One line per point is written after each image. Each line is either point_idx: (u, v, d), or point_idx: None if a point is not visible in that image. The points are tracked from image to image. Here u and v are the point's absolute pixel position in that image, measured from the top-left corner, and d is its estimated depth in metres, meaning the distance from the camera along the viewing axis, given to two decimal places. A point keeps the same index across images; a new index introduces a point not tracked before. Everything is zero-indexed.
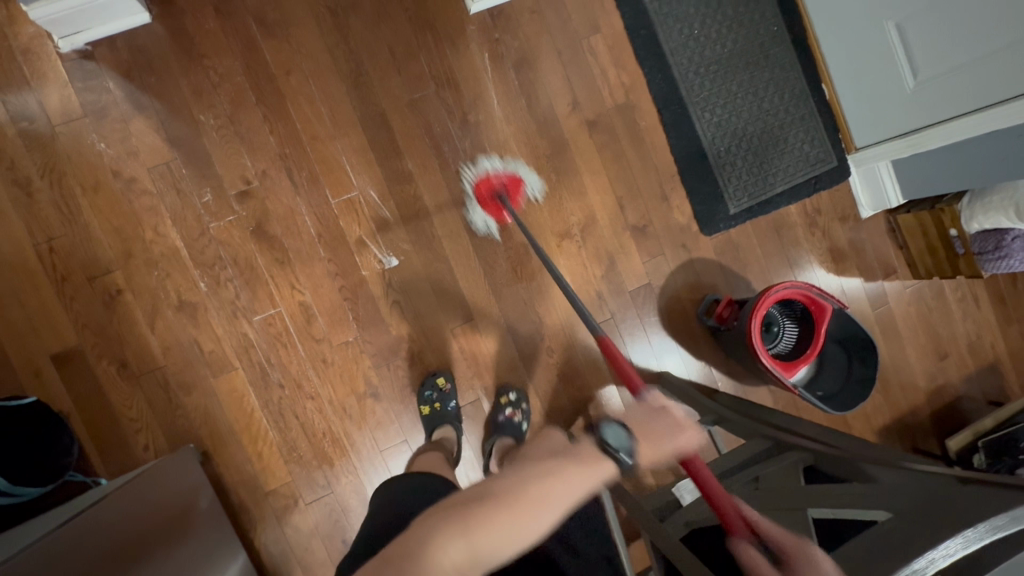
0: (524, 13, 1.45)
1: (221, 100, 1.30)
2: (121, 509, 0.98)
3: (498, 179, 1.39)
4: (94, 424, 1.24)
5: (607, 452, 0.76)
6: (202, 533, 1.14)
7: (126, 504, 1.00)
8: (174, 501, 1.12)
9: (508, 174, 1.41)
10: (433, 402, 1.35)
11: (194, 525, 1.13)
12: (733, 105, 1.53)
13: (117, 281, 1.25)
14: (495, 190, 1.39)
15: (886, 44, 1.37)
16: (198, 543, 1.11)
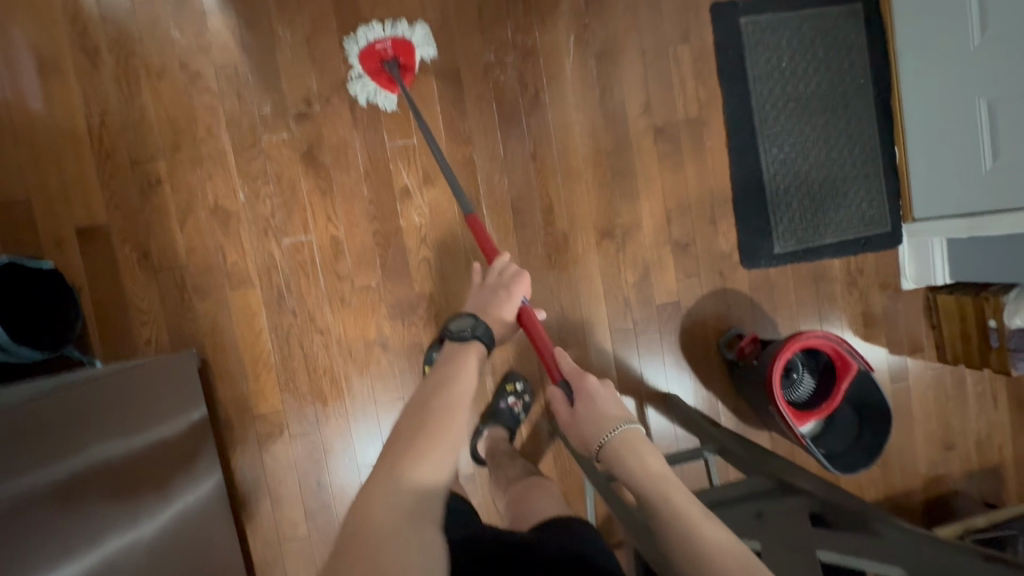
0: (618, 5, 1.43)
1: (302, 18, 1.28)
2: (108, 394, 0.95)
3: (384, 48, 1.26)
4: (103, 306, 1.23)
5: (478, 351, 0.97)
6: (178, 444, 1.10)
7: (114, 393, 0.96)
8: (161, 398, 1.09)
9: (392, 40, 1.26)
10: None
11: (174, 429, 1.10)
12: (801, 146, 1.50)
13: (159, 170, 1.24)
14: (384, 58, 1.26)
15: (973, 120, 1.33)
16: (171, 455, 1.07)
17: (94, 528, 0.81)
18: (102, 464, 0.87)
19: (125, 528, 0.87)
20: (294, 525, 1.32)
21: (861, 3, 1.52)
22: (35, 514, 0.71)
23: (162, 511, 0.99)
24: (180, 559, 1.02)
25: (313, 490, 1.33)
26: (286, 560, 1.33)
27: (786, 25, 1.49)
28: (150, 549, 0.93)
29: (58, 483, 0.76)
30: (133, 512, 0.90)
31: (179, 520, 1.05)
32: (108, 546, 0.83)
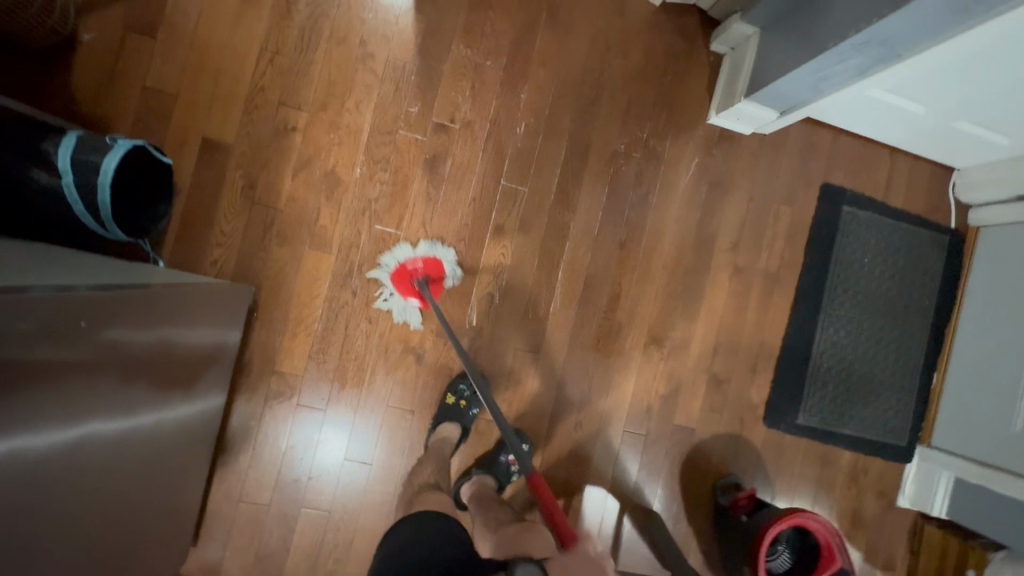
0: (745, 151, 1.55)
1: (478, 48, 1.39)
2: (167, 301, 0.96)
3: (414, 268, 1.33)
4: (192, 215, 1.27)
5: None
6: (209, 365, 1.13)
7: (179, 296, 1.00)
8: (208, 324, 1.10)
9: (422, 258, 1.34)
10: (460, 397, 1.35)
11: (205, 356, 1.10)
12: (855, 337, 1.58)
13: (298, 119, 1.31)
14: (412, 273, 1.32)
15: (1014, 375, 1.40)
16: (191, 381, 1.06)
17: (129, 406, 0.84)
18: (145, 368, 0.88)
19: (146, 418, 0.90)
20: (261, 487, 1.31)
21: (948, 236, 1.64)
22: (96, 372, 0.75)
23: (173, 417, 1.02)
24: (165, 469, 1.03)
25: (294, 462, 1.33)
26: (237, 518, 1.30)
27: (878, 228, 1.60)
28: (151, 448, 0.95)
29: (118, 351, 0.80)
30: (155, 407, 0.93)
31: (181, 432, 1.07)
32: (132, 427, 0.86)
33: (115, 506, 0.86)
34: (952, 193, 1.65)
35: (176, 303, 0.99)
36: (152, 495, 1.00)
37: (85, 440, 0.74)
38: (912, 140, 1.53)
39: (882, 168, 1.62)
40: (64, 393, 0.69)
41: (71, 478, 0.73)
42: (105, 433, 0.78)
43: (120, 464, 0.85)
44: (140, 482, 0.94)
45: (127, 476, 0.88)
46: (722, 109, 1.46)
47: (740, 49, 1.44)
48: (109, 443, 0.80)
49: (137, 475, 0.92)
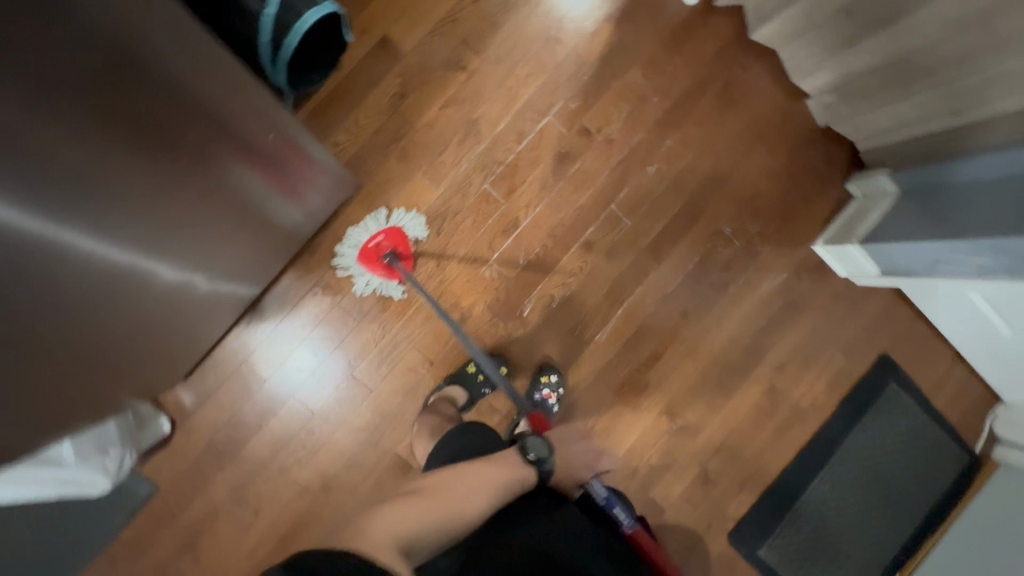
0: (830, 290, 1.58)
1: (651, 82, 1.45)
2: (259, 131, 0.97)
3: (411, 217, 1.34)
4: (338, 94, 1.31)
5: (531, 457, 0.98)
6: (269, 241, 1.19)
7: (270, 164, 1.04)
8: (287, 178, 1.12)
9: (384, 230, 1.32)
10: (480, 371, 1.36)
11: (269, 207, 1.12)
12: (844, 504, 1.59)
13: (471, 61, 1.36)
14: (380, 251, 1.32)
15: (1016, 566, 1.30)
16: (247, 221, 1.08)
17: (159, 249, 0.90)
18: (199, 173, 0.88)
19: (176, 268, 0.97)
20: (267, 361, 1.33)
21: (968, 458, 1.66)
22: (135, 205, 0.81)
23: (209, 275, 1.08)
24: (184, 317, 1.10)
25: (305, 353, 1.34)
26: (230, 377, 1.32)
27: (911, 418, 1.63)
28: (174, 294, 1.02)
29: (171, 195, 0.85)
30: (191, 260, 1.00)
31: (211, 296, 1.13)
32: (156, 273, 0.93)
33: (120, 329, 0.95)
34: (989, 421, 1.67)
35: (264, 138, 0.99)
36: (163, 334, 1.08)
37: (107, 263, 0.82)
38: (980, 356, 1.56)
39: (940, 368, 1.65)
40: (97, 208, 0.75)
41: (86, 286, 0.81)
42: (127, 265, 0.86)
43: (140, 295, 0.93)
44: (154, 317, 1.01)
45: (142, 306, 0.96)
46: (830, 243, 1.51)
47: (872, 199, 1.49)
48: (131, 276, 0.88)
49: (153, 312, 1.00)
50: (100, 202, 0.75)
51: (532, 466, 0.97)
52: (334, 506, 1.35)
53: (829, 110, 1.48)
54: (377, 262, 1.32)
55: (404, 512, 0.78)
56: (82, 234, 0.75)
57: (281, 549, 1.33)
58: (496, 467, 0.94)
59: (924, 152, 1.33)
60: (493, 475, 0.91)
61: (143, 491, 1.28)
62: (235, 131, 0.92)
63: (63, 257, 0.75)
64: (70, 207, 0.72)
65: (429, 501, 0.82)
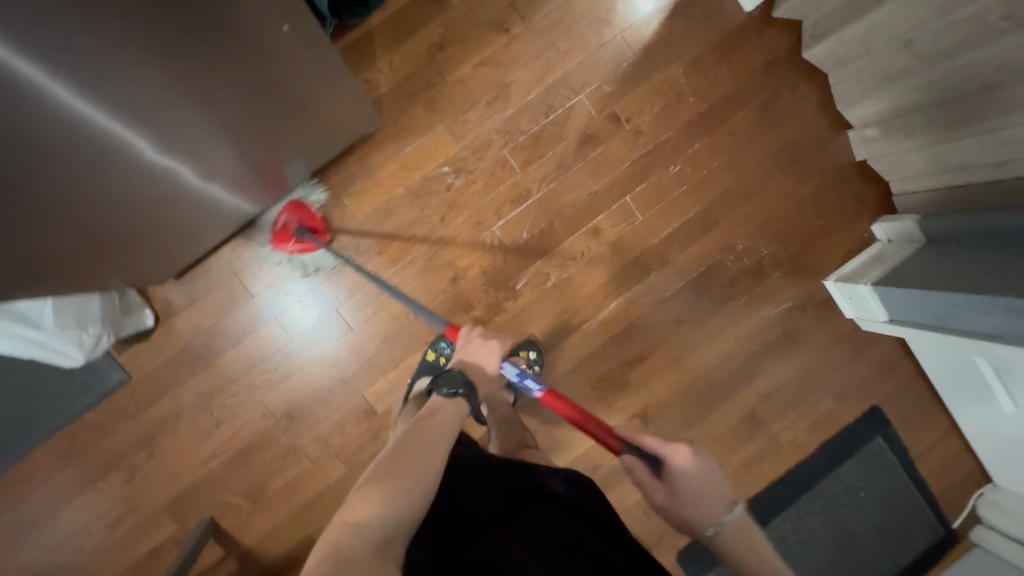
0: (833, 329, 1.53)
1: (692, 82, 1.42)
2: (275, 41, 0.92)
3: (282, 221, 1.32)
4: (378, 33, 1.32)
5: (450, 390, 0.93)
6: (280, 162, 1.19)
7: (285, 76, 1.00)
8: (303, 97, 1.08)
9: (284, 209, 1.32)
10: (438, 354, 1.35)
11: (280, 122, 1.08)
12: (803, 549, 1.53)
13: (515, 27, 1.35)
14: (293, 225, 1.31)
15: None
16: (255, 133, 1.04)
17: (178, 145, 0.90)
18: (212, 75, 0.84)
19: (188, 167, 0.96)
20: (257, 279, 1.35)
21: (943, 532, 1.59)
22: (168, 95, 0.80)
23: (216, 180, 1.08)
24: (184, 216, 1.10)
25: (295, 280, 1.36)
26: (220, 287, 1.34)
27: (890, 477, 1.56)
28: (180, 192, 1.02)
29: (186, 88, 0.82)
30: (204, 163, 0.99)
31: (209, 197, 1.10)
32: (170, 167, 0.93)
33: (125, 215, 0.95)
34: (974, 499, 1.60)
35: (281, 50, 0.95)
36: (162, 227, 1.08)
37: (129, 149, 0.81)
38: (976, 429, 1.50)
39: (933, 434, 1.59)
40: (137, 93, 0.75)
41: (103, 168, 0.81)
42: (145, 156, 0.86)
43: (148, 186, 0.93)
44: (157, 209, 1.01)
45: (148, 196, 0.95)
46: (842, 280, 1.46)
47: (896, 245, 1.45)
48: (147, 166, 0.88)
49: (156, 204, 1.00)
50: (139, 86, 0.74)
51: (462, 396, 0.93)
52: (293, 433, 1.36)
53: (870, 146, 1.44)
54: (288, 240, 1.31)
55: (374, 499, 0.64)
56: (116, 117, 0.74)
57: (233, 463, 1.35)
58: (436, 415, 0.85)
59: (958, 202, 1.30)
60: (437, 422, 0.82)
61: (115, 378, 1.31)
62: (254, 28, 0.87)
63: (94, 136, 0.74)
64: (112, 87, 0.71)
65: (396, 475, 0.68)
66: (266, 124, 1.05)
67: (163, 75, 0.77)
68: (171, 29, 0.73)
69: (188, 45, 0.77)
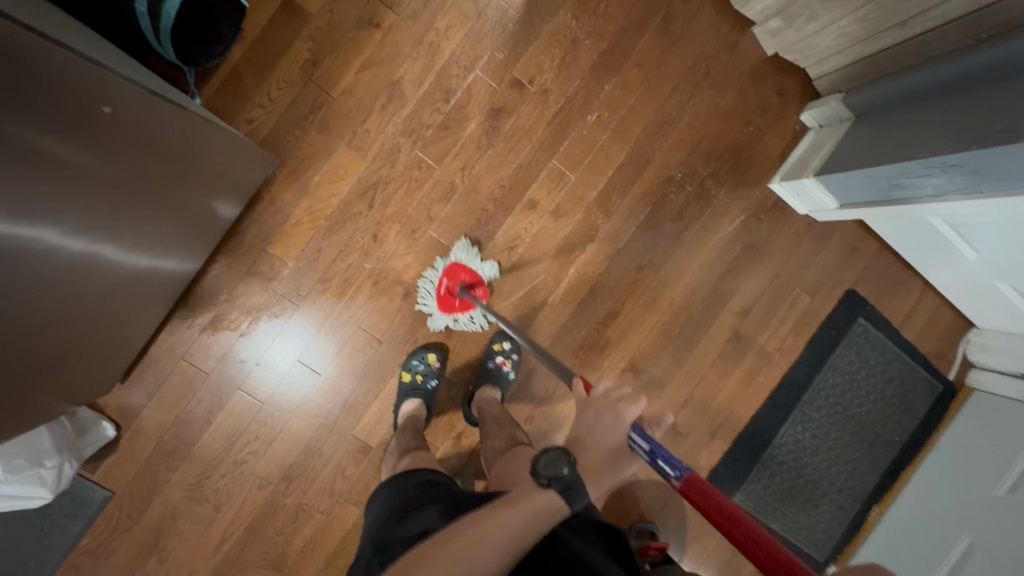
0: (791, 228, 1.53)
1: (584, 23, 1.35)
2: (142, 118, 0.87)
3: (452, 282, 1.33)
4: (245, 67, 1.22)
5: (538, 480, 0.67)
6: (191, 218, 1.10)
7: (162, 147, 0.94)
8: (186, 161, 1.01)
9: (445, 272, 1.33)
10: (415, 373, 1.33)
11: (172, 195, 1.01)
12: (817, 443, 1.58)
13: (385, 19, 1.26)
14: (456, 287, 1.33)
15: (1012, 456, 1.39)
16: (152, 209, 0.98)
17: (87, 227, 0.83)
18: (94, 169, 0.79)
19: (108, 244, 0.90)
20: (206, 355, 1.27)
21: (942, 387, 1.65)
22: (64, 197, 0.74)
23: (134, 254, 0.99)
24: (112, 305, 1.02)
25: (247, 346, 1.29)
26: (172, 374, 1.27)
27: (881, 351, 1.59)
28: (104, 278, 0.94)
29: (73, 192, 0.76)
30: (122, 233, 0.93)
31: (128, 289, 1.04)
32: (91, 251, 0.86)
33: (48, 336, 0.88)
34: (962, 347, 1.65)
35: (152, 126, 0.90)
36: (91, 327, 1.00)
37: (41, 252, 0.75)
38: (949, 283, 1.52)
39: (910, 298, 1.61)
40: (27, 211, 0.68)
41: (26, 279, 0.75)
42: (51, 270, 0.79)
43: (77, 279, 0.87)
44: (83, 308, 0.94)
45: (78, 291, 0.89)
46: (787, 179, 1.44)
47: (829, 128, 1.42)
48: (51, 282, 0.81)
49: (82, 303, 0.92)
50: (32, 202, 0.69)
51: (556, 490, 0.67)
52: (296, 492, 1.33)
53: (777, 37, 1.40)
54: (452, 302, 1.33)
55: None
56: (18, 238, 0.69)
57: (247, 538, 1.32)
58: (517, 505, 0.66)
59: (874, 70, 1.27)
60: (504, 519, 0.64)
61: (97, 496, 1.26)
62: (123, 109, 0.82)
63: None
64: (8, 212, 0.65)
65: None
66: (160, 182, 0.96)
67: (38, 176, 0.68)
68: (48, 137, 0.68)
69: (65, 142, 0.71)
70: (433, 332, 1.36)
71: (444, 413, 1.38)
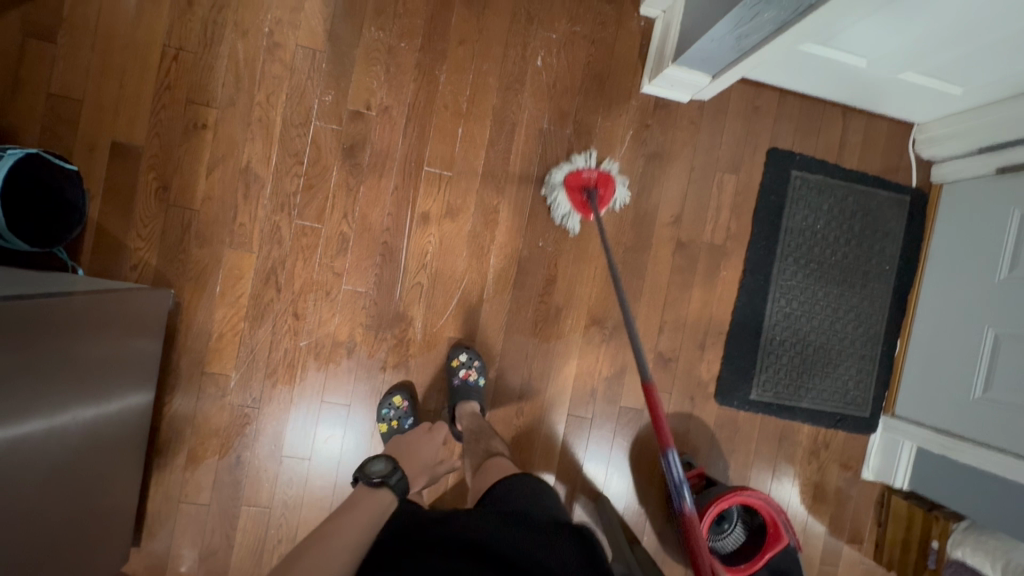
0: (684, 119, 1.48)
1: (391, 29, 1.34)
2: (70, 308, 0.95)
3: (590, 177, 1.38)
4: (107, 222, 1.26)
5: (376, 480, 1.01)
6: (115, 368, 1.09)
7: (91, 325, 1.00)
8: (111, 326, 1.07)
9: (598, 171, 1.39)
10: (389, 420, 1.33)
11: (109, 361, 1.07)
12: (809, 307, 1.52)
13: (208, 117, 1.28)
14: (585, 184, 1.38)
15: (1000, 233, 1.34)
16: (99, 377, 1.04)
17: (6, 421, 0.79)
18: (39, 370, 0.86)
19: (34, 427, 0.85)
20: (199, 489, 1.31)
21: (910, 196, 1.55)
22: (20, 403, 0.82)
23: (71, 424, 0.96)
24: (75, 483, 1.00)
25: (232, 464, 1.32)
26: (179, 518, 1.31)
27: (829, 192, 1.52)
28: (49, 460, 0.90)
29: (27, 399, 0.83)
30: (46, 407, 0.88)
31: (103, 459, 1.09)
32: (20, 437, 0.82)
33: (49, 530, 0.94)
34: (913, 149, 1.56)
35: (79, 312, 0.97)
36: (64, 514, 0.98)
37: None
38: (862, 97, 1.44)
39: (835, 128, 1.53)
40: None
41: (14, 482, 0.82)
42: (33, 469, 0.86)
43: (21, 472, 0.83)
44: (42, 505, 0.90)
45: (29, 485, 0.86)
46: (654, 76, 1.39)
47: (671, 9, 1.37)
48: (37, 481, 0.88)
49: (42, 494, 0.90)
50: None
51: (387, 485, 1.01)
52: None
53: None
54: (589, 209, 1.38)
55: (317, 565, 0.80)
56: None
57: None
58: (355, 508, 0.96)
59: None
60: (354, 519, 0.92)
61: None
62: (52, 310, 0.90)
63: None
64: None
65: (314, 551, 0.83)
66: (75, 355, 0.96)
67: None
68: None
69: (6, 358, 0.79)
70: (392, 375, 1.37)
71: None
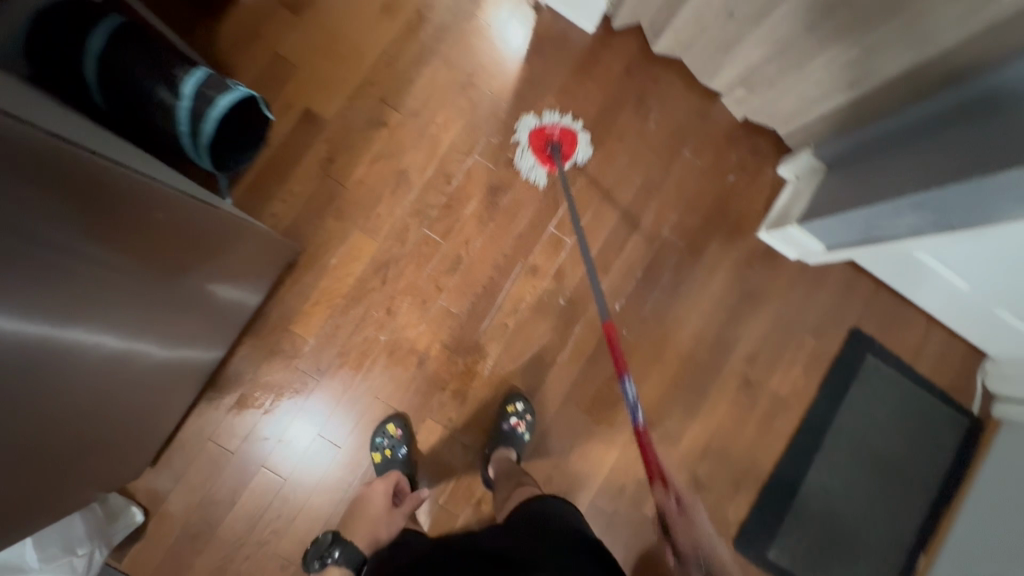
0: (785, 274, 1.59)
1: (567, 107, 1.52)
2: (215, 222, 1.05)
3: None
4: (269, 170, 1.38)
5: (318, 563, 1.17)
6: (229, 290, 1.17)
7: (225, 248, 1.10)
8: (242, 254, 1.16)
9: None
10: (382, 449, 1.34)
11: (229, 284, 1.16)
12: (847, 489, 1.53)
13: (390, 119, 1.44)
14: None
15: None
16: (213, 297, 1.12)
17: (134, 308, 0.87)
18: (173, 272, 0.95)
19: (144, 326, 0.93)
20: (231, 435, 1.33)
21: (968, 420, 1.60)
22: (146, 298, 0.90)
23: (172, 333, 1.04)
24: (118, 403, 0.98)
25: (269, 423, 1.34)
26: (199, 456, 1.32)
27: (895, 388, 1.58)
28: (145, 358, 0.98)
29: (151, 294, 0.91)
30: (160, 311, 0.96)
31: (177, 374, 1.15)
32: (84, 337, 0.79)
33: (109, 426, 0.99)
34: (981, 378, 1.63)
35: (221, 233, 1.07)
36: (97, 430, 0.95)
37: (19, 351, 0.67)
38: (951, 315, 1.54)
39: (916, 333, 1.62)
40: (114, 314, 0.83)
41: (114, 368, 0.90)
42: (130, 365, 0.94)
43: (125, 359, 0.91)
44: (116, 398, 0.96)
45: (121, 374, 0.93)
46: (773, 228, 1.52)
47: (806, 180, 1.51)
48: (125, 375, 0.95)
49: (81, 405, 0.86)
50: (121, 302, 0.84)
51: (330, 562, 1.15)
52: None
53: (743, 104, 1.52)
54: None
55: None
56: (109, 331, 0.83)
57: None
58: None
59: (835, 126, 1.38)
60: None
61: None
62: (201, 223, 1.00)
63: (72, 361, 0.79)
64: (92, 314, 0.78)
65: None
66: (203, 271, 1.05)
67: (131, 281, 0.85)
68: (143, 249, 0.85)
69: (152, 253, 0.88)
70: (448, 399, 1.41)
71: (463, 478, 1.39)
